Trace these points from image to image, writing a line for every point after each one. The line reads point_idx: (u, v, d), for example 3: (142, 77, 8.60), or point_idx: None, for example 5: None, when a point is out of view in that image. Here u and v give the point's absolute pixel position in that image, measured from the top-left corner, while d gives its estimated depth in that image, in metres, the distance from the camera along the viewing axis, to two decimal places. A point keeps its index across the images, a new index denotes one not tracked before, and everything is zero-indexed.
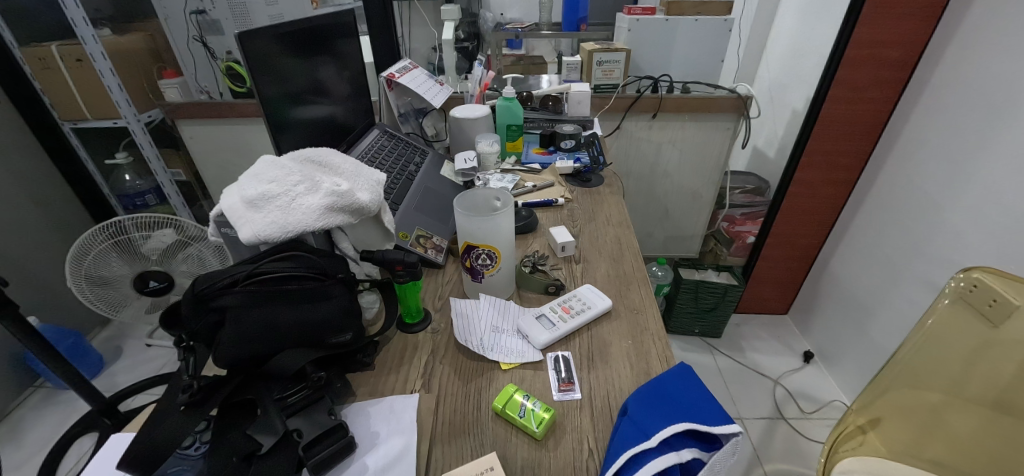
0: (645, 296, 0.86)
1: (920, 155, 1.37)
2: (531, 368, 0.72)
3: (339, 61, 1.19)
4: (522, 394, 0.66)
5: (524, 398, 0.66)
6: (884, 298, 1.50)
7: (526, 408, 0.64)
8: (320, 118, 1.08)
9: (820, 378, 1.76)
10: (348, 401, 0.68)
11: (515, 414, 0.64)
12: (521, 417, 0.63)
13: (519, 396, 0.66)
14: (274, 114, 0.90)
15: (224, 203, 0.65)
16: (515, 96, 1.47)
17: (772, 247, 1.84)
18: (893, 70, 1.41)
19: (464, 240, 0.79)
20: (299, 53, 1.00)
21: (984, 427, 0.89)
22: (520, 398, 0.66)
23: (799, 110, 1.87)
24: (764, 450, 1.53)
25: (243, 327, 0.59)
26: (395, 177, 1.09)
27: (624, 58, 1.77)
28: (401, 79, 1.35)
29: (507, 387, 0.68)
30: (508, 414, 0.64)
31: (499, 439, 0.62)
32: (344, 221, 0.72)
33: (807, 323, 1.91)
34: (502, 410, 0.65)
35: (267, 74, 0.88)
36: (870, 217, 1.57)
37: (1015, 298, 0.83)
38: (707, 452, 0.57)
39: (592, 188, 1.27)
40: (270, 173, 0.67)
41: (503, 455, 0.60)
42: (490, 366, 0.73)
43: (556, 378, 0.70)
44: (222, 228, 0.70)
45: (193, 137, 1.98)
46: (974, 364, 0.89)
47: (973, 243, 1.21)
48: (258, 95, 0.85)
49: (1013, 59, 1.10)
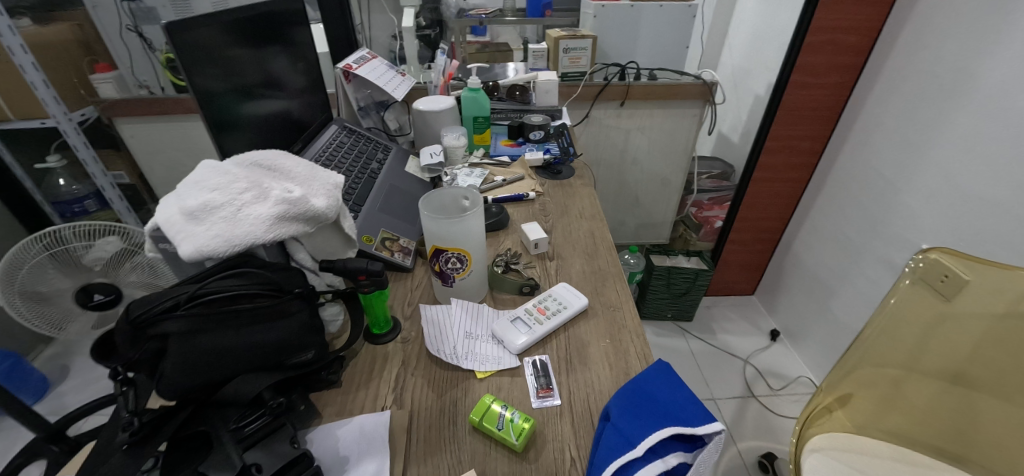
0: (621, 291, 0.84)
1: (876, 138, 1.42)
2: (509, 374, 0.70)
3: (291, 52, 1.10)
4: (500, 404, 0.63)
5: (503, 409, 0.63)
6: (845, 276, 1.55)
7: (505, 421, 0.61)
8: (270, 114, 0.99)
9: (786, 355, 1.83)
10: (312, 425, 0.64)
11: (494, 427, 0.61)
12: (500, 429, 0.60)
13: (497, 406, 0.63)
14: (216, 113, 0.82)
15: (160, 216, 0.59)
16: (480, 87, 1.41)
17: (740, 231, 1.88)
18: (849, 56, 1.44)
19: (432, 244, 0.75)
20: (245, 45, 0.91)
21: (939, 396, 0.93)
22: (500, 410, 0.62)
23: (761, 95, 1.90)
24: (736, 429, 1.57)
25: (189, 355, 0.53)
26: (356, 177, 1.03)
27: (591, 46, 1.74)
28: (359, 70, 1.28)
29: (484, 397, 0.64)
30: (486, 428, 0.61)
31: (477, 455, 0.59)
32: (299, 231, 0.65)
33: (773, 303, 1.97)
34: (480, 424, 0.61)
35: (208, 69, 0.80)
36: (830, 199, 1.62)
37: (965, 273, 0.87)
38: (690, 454, 0.56)
39: (562, 180, 1.24)
40: (211, 180, 0.61)
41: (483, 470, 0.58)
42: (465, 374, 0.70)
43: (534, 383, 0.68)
44: (159, 243, 0.63)
45: (135, 136, 1.83)
46: (928, 340, 0.92)
47: (927, 223, 1.26)
48: (194, 90, 0.77)
49: (962, 44, 1.14)
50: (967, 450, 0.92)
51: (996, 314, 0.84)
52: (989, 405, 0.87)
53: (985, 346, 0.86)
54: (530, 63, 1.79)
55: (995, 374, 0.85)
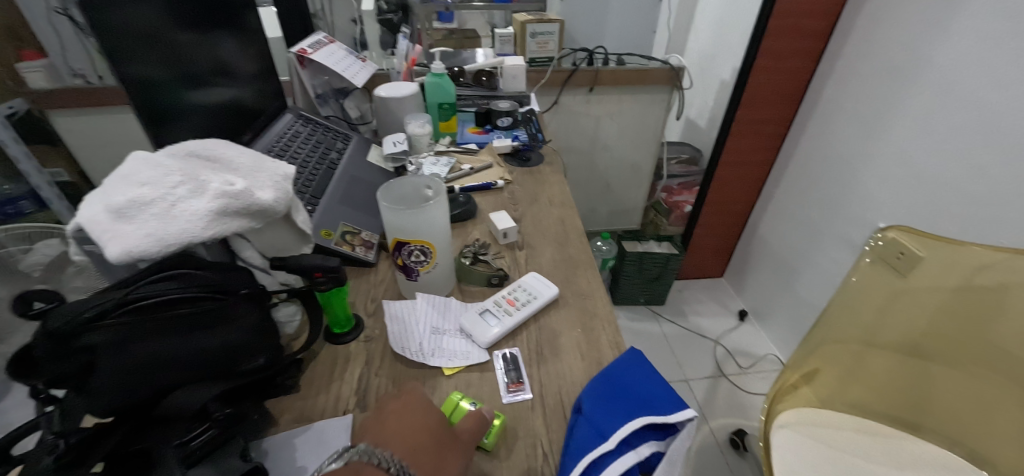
0: (592, 279, 0.83)
1: (836, 121, 1.45)
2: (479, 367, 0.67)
3: (240, 35, 1.02)
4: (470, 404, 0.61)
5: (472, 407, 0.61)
6: (809, 256, 1.60)
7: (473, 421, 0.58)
8: (218, 103, 0.92)
9: (754, 334, 1.88)
10: (267, 434, 0.60)
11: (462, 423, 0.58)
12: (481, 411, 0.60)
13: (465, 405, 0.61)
14: (149, 98, 0.74)
15: (81, 215, 0.52)
16: (445, 72, 1.36)
17: (709, 215, 1.90)
18: (811, 39, 1.45)
19: (392, 237, 0.71)
20: (186, 26, 0.84)
21: (895, 367, 0.98)
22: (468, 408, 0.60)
23: (727, 80, 1.91)
24: (709, 408, 1.61)
25: (123, 367, 0.47)
26: (312, 168, 0.97)
27: (558, 30, 1.71)
28: (314, 55, 1.20)
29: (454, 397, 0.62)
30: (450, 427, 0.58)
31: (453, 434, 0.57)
32: (243, 227, 0.61)
33: (741, 284, 2.02)
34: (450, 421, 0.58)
35: (139, 52, 0.73)
36: (793, 181, 1.66)
37: (920, 250, 0.90)
38: (663, 442, 0.55)
39: (531, 167, 1.22)
40: (142, 174, 0.55)
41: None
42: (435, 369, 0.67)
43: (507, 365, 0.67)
44: (84, 245, 0.57)
45: (73, 131, 1.70)
46: (885, 313, 0.96)
47: (884, 202, 1.30)
48: (120, 73, 0.68)
49: (915, 27, 1.17)
50: (919, 416, 0.97)
51: (950, 286, 0.88)
52: (941, 372, 0.92)
53: (940, 316, 0.90)
54: (497, 48, 1.75)
55: (948, 342, 0.90)
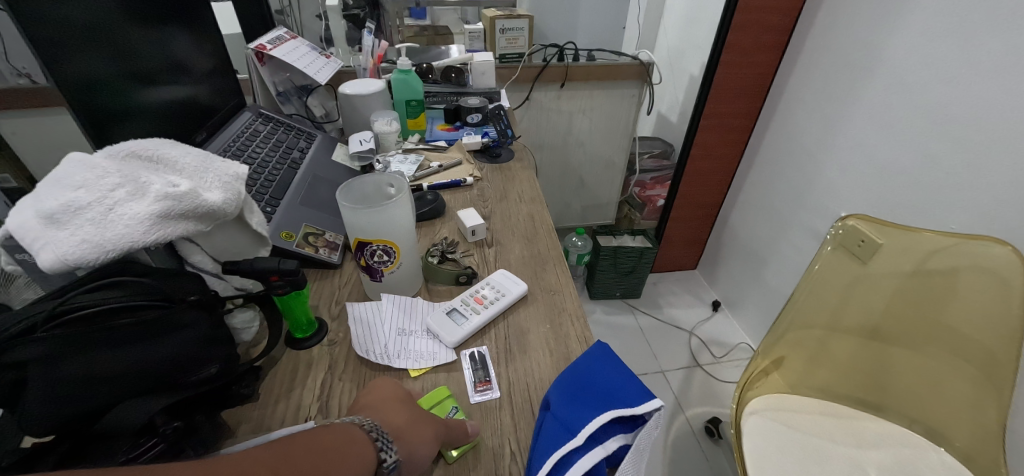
0: (561, 275, 0.82)
1: (799, 114, 1.49)
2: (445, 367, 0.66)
3: (192, 30, 0.97)
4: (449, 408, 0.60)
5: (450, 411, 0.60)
6: (776, 246, 1.64)
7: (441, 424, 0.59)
8: (169, 103, 0.88)
9: (727, 324, 1.92)
10: (223, 446, 0.57)
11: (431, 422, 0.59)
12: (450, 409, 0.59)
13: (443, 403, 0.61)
14: (89, 97, 0.69)
15: (9, 222, 0.49)
16: (412, 68, 1.34)
17: (681, 208, 1.93)
18: (774, 34, 1.48)
19: (354, 237, 0.69)
20: (133, 22, 0.79)
21: (858, 351, 1.00)
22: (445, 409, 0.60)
23: (696, 75, 1.94)
24: (684, 397, 1.64)
25: (58, 384, 0.44)
26: (273, 168, 0.94)
27: (527, 26, 1.70)
28: (273, 52, 1.16)
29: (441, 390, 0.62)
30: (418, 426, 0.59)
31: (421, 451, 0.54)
32: (189, 230, 0.58)
33: (713, 275, 2.06)
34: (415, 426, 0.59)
35: (77, 48, 0.68)
36: (760, 174, 1.70)
37: (878, 237, 0.92)
38: (630, 435, 0.55)
39: (502, 163, 1.21)
40: (75, 177, 0.52)
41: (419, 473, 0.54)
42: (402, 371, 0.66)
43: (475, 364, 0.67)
44: (15, 253, 0.53)
45: (17, 133, 1.61)
46: (848, 300, 0.98)
47: (845, 192, 1.34)
48: (55, 74, 0.63)
49: (870, 22, 1.21)
50: (882, 399, 1.00)
51: (906, 272, 0.91)
52: (901, 356, 0.95)
53: (897, 301, 0.93)
54: (467, 44, 1.73)
55: (905, 326, 0.93)
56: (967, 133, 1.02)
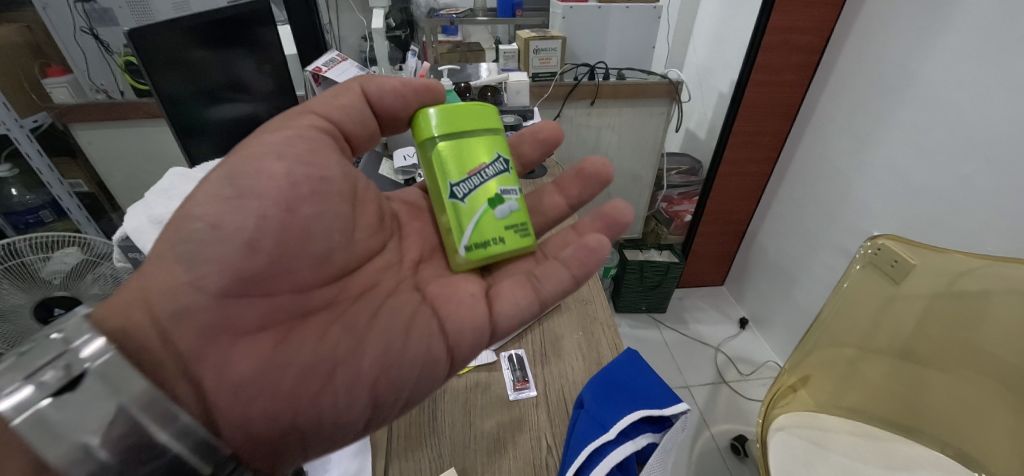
0: (592, 286, 0.87)
1: (831, 134, 1.50)
2: (342, 97, 0.62)
3: (263, 54, 1.09)
4: (451, 182, 0.58)
5: (458, 201, 0.58)
6: (806, 265, 1.63)
7: (461, 257, 0.58)
8: (237, 118, 1.00)
9: (754, 342, 1.91)
10: None
11: (498, 217, 0.58)
12: (225, 186, 0.52)
13: (474, 169, 0.58)
14: (180, 112, 0.83)
15: (128, 225, 0.58)
16: (452, 88, 1.42)
17: (710, 225, 1.93)
18: (807, 56, 1.50)
19: None
20: (211, 48, 0.90)
21: (890, 372, 1.00)
22: (471, 178, 0.58)
23: (725, 93, 1.97)
24: (709, 414, 1.64)
25: None
26: None
27: (560, 46, 1.77)
28: (328, 73, 1.26)
29: (418, 141, 0.61)
30: (523, 222, 0.59)
31: (455, 290, 0.59)
32: None
33: (741, 292, 2.06)
34: (532, 229, 0.61)
35: (173, 71, 0.81)
36: (791, 192, 1.70)
37: (911, 258, 0.93)
38: (658, 434, 0.60)
39: (536, 179, 1.27)
40: (179, 189, 0.60)
41: (426, 294, 0.60)
42: (374, 137, 0.66)
43: (303, 123, 0.58)
44: (128, 252, 0.63)
45: (92, 143, 1.72)
46: (879, 320, 0.98)
47: (879, 212, 1.34)
48: (156, 93, 0.78)
49: (904, 46, 1.22)
50: (919, 420, 0.98)
51: (935, 291, 0.92)
52: (936, 377, 0.94)
53: (927, 321, 0.94)
54: (502, 64, 1.80)
55: (939, 346, 0.92)
56: (1003, 158, 1.02)
